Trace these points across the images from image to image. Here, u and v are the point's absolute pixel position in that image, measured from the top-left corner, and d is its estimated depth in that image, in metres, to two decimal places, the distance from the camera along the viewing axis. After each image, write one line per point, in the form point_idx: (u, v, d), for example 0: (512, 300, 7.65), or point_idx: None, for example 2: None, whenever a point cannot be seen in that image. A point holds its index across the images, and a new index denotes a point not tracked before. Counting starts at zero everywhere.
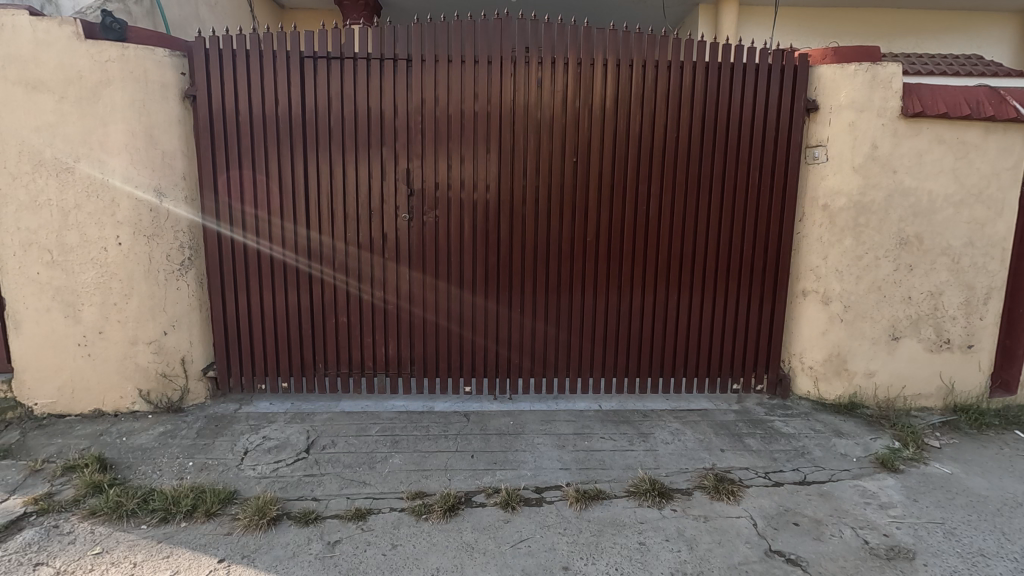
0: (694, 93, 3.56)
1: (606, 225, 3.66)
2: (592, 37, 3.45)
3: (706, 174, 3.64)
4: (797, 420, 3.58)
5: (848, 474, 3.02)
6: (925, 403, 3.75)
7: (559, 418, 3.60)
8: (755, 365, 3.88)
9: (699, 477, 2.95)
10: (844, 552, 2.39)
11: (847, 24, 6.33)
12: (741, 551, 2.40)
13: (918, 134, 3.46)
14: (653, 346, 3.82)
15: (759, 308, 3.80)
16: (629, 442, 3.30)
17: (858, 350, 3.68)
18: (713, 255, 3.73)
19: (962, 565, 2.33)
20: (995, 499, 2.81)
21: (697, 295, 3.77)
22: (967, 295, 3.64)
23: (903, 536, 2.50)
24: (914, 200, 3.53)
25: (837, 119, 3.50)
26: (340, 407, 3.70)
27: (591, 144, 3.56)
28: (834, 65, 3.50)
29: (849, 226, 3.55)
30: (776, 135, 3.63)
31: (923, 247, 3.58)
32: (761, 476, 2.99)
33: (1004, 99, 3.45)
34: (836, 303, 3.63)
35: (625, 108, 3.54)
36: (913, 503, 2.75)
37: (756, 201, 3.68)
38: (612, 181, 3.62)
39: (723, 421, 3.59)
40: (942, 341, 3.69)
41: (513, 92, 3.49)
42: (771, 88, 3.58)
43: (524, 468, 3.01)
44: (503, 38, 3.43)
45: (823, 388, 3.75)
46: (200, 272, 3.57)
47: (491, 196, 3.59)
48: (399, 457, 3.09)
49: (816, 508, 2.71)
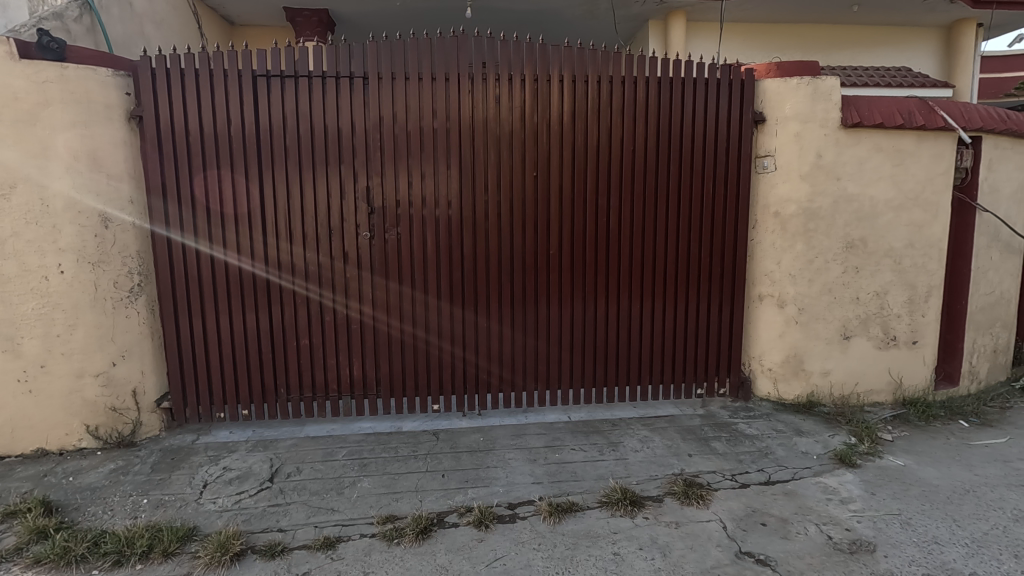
0: (648, 106, 3.67)
1: (568, 238, 3.70)
2: (548, 54, 3.51)
3: (663, 185, 3.74)
4: (759, 421, 3.67)
5: (809, 472, 3.11)
6: (877, 398, 3.92)
7: (529, 431, 3.59)
8: (717, 369, 3.97)
9: (669, 483, 2.99)
10: (810, 549, 2.46)
11: (788, 38, 6.63)
12: (713, 555, 2.43)
13: (858, 143, 3.64)
14: (619, 356, 3.86)
15: (719, 312, 3.91)
16: (599, 452, 3.33)
17: (813, 350, 3.81)
18: (672, 265, 3.82)
19: (919, 554, 2.42)
20: (946, 487, 2.95)
21: (659, 301, 3.84)
22: (910, 294, 3.85)
23: (864, 529, 2.59)
24: (858, 205, 3.71)
25: (782, 130, 3.65)
26: (304, 432, 3.59)
27: (551, 159, 3.61)
28: (779, 79, 3.65)
29: (799, 231, 3.70)
30: (727, 146, 3.76)
31: (868, 249, 3.76)
32: (729, 478, 3.05)
33: (933, 110, 3.69)
34: (790, 306, 3.77)
35: (584, 123, 3.60)
36: (872, 496, 2.86)
37: (712, 210, 3.80)
38: (573, 195, 3.67)
39: (689, 425, 3.66)
40: (890, 338, 3.87)
41: (471, 108, 3.51)
42: (720, 101, 3.72)
43: (497, 485, 2.98)
44: (460, 55, 3.45)
45: (782, 389, 3.87)
46: (151, 298, 3.43)
47: (453, 212, 3.58)
48: (368, 481, 3.02)
49: (782, 507, 2.78)
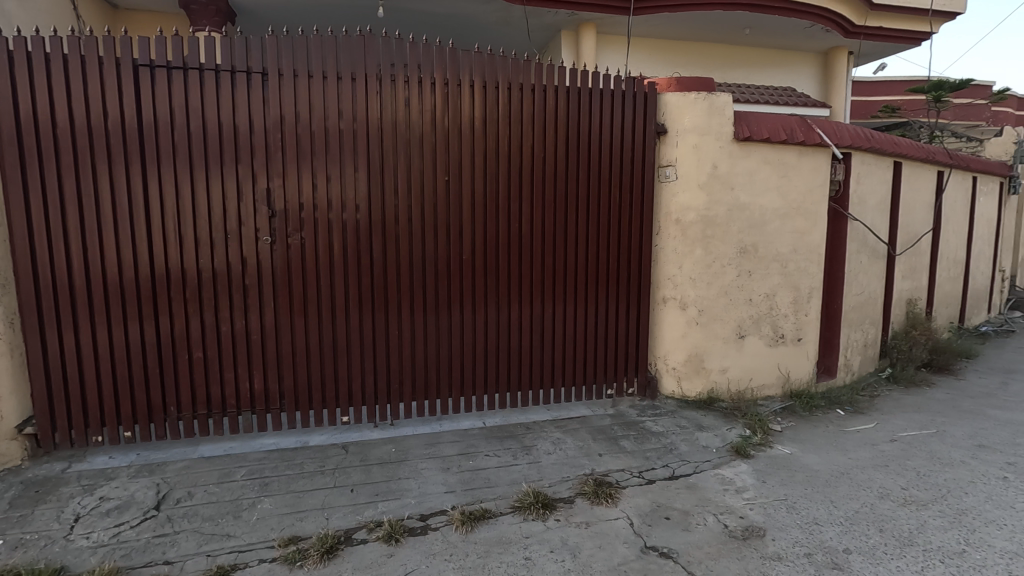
0: (557, 114, 3.75)
1: (480, 243, 3.69)
2: (458, 58, 3.49)
3: (572, 192, 3.83)
4: (664, 419, 3.85)
5: (709, 465, 3.30)
6: (768, 392, 4.24)
7: (443, 439, 3.54)
8: (626, 370, 4.12)
9: (580, 484, 3.06)
10: (709, 539, 2.60)
11: (689, 55, 7.05)
12: (620, 552, 2.51)
13: (749, 156, 3.93)
14: (533, 360, 3.90)
15: (627, 315, 4.06)
16: (513, 456, 3.34)
17: (712, 350, 4.06)
18: (582, 270, 3.93)
19: (802, 535, 2.63)
20: (825, 471, 3.24)
21: (570, 305, 3.93)
22: (795, 295, 4.20)
23: (755, 516, 2.78)
24: (750, 214, 3.99)
25: (682, 142, 3.86)
26: (197, 453, 3.31)
27: (462, 164, 3.59)
28: (678, 93, 3.87)
29: (698, 238, 3.92)
30: (632, 155, 3.92)
31: (759, 255, 4.06)
32: (637, 475, 3.17)
33: (811, 128, 4.05)
34: (691, 308, 3.99)
35: (495, 129, 3.62)
36: (763, 484, 3.08)
37: (619, 216, 3.95)
38: (486, 200, 3.67)
39: (600, 426, 3.76)
40: (778, 336, 4.20)
41: (379, 110, 3.41)
42: (625, 112, 3.87)
43: (408, 497, 2.91)
44: (367, 55, 3.34)
45: (685, 386, 4.08)
46: (10, 310, 3.03)
47: (361, 216, 3.46)
48: (269, 502, 2.84)
49: (684, 500, 2.92)
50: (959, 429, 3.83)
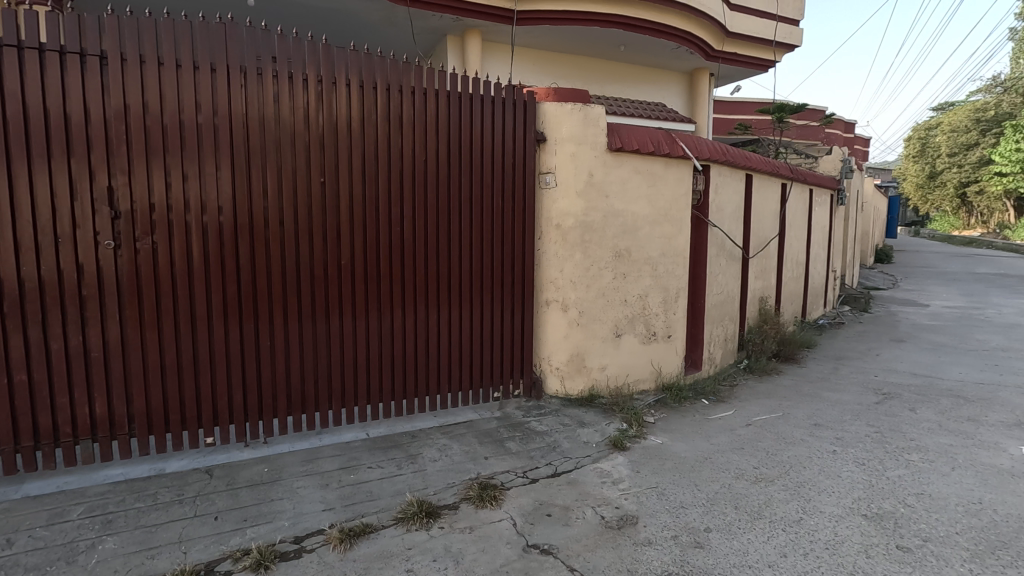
0: (438, 118, 3.72)
1: (360, 248, 3.56)
2: (333, 55, 3.34)
3: (455, 196, 3.83)
4: (548, 418, 3.96)
5: (589, 459, 3.45)
6: (643, 387, 4.53)
7: (322, 454, 3.37)
8: (512, 372, 4.20)
9: (465, 489, 3.05)
10: (587, 532, 2.70)
11: (571, 67, 7.38)
12: (503, 553, 2.53)
13: (622, 165, 4.17)
14: (418, 366, 3.83)
15: (511, 318, 4.13)
16: (397, 467, 3.25)
17: (592, 349, 4.25)
18: (467, 274, 3.93)
19: (670, 519, 2.83)
20: (691, 457, 3.51)
21: (455, 309, 3.92)
22: (665, 295, 4.53)
23: (629, 505, 2.94)
24: (624, 220, 4.24)
25: (560, 150, 4.02)
26: (22, 493, 2.85)
27: (338, 165, 3.44)
28: (556, 103, 4.02)
29: (577, 242, 4.10)
30: (514, 161, 4.00)
31: (632, 258, 4.32)
32: (521, 475, 3.23)
33: (675, 141, 4.40)
34: (572, 310, 4.16)
35: (373, 130, 3.51)
36: (637, 474, 3.28)
37: (502, 221, 4.01)
38: (365, 204, 3.55)
39: (486, 429, 3.78)
40: (651, 334, 4.50)
41: (244, 105, 3.17)
42: (506, 119, 3.94)
43: (281, 519, 2.72)
44: (229, 45, 3.09)
45: (568, 386, 4.24)
46: None
47: (225, 219, 3.19)
48: (114, 541, 2.51)
49: (565, 496, 3.02)
50: (800, 411, 4.35)
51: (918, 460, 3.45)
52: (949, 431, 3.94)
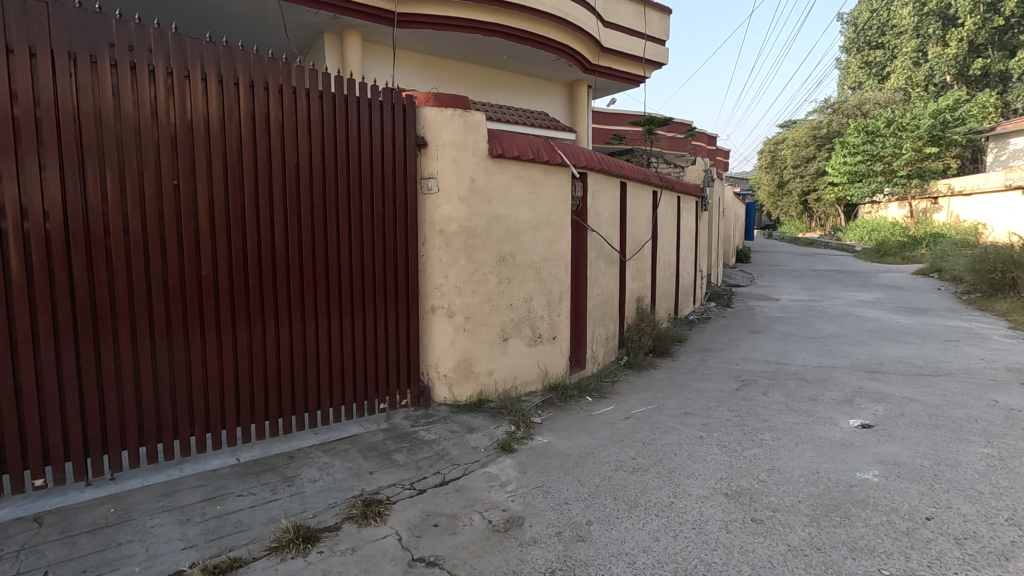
0: (311, 118, 3.50)
1: (224, 257, 3.25)
2: (185, 45, 3.01)
3: (332, 201, 3.64)
4: (437, 426, 3.91)
5: (477, 464, 3.44)
6: (531, 388, 4.63)
7: (184, 486, 3.04)
8: (398, 382, 4.09)
9: (347, 508, 2.90)
10: (474, 538, 2.69)
11: (455, 73, 7.39)
12: (387, 571, 2.44)
13: (503, 171, 4.24)
14: (294, 383, 3.57)
15: (396, 327, 4.02)
16: (271, 492, 3.02)
17: (479, 353, 4.27)
18: (347, 283, 3.75)
19: (554, 516, 2.90)
20: (575, 454, 3.65)
21: (336, 320, 3.71)
22: (549, 298, 4.67)
23: (516, 507, 2.98)
24: (507, 225, 4.31)
25: (442, 155, 4.00)
26: None
27: (196, 166, 3.10)
28: (436, 108, 3.99)
29: (462, 248, 4.10)
30: (394, 166, 3.90)
31: (517, 262, 4.41)
32: (407, 487, 3.15)
33: (554, 149, 4.56)
34: (458, 315, 4.15)
35: (236, 129, 3.22)
36: (524, 475, 3.33)
37: (383, 227, 3.90)
38: (228, 209, 3.24)
39: (372, 442, 3.65)
40: (537, 336, 4.62)
41: (74, 95, 2.73)
42: (384, 122, 3.83)
43: (130, 565, 2.40)
44: (52, 25, 2.63)
45: (456, 392, 4.23)
46: None
47: (51, 226, 2.71)
48: None
49: (453, 504, 2.99)
50: (673, 401, 4.69)
51: (769, 439, 3.86)
52: (794, 410, 4.47)
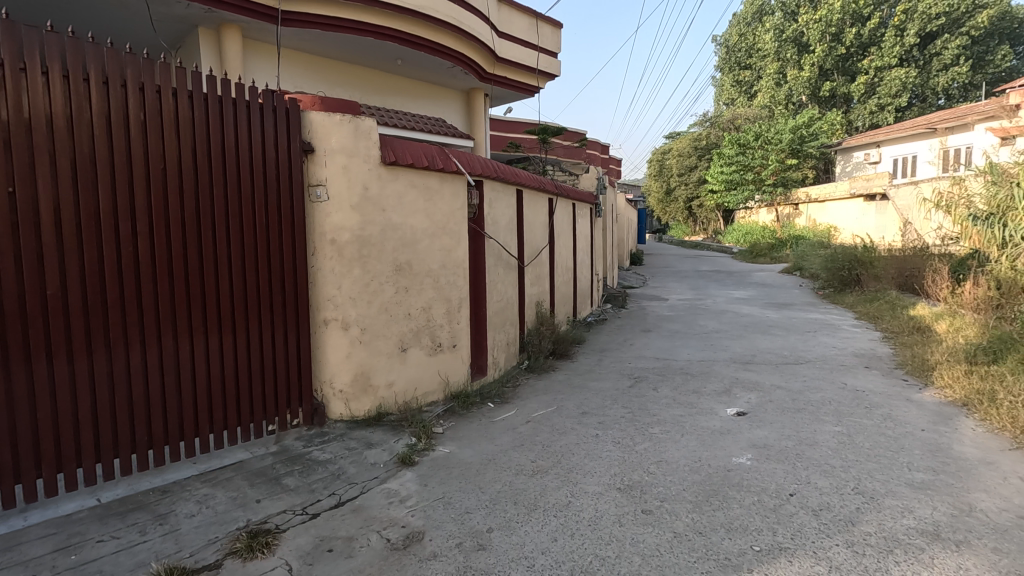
0: (179, 120, 3.21)
1: (76, 274, 2.85)
2: (17, 32, 2.62)
3: (207, 210, 3.35)
4: (333, 444, 3.74)
5: (375, 482, 3.33)
6: (432, 398, 4.57)
7: (29, 537, 2.65)
8: (287, 400, 3.85)
9: (230, 542, 2.68)
10: (371, 559, 2.60)
11: (348, 76, 7.17)
12: None
13: (397, 179, 4.16)
14: (167, 410, 3.24)
15: (284, 342, 3.80)
16: (139, 533, 2.72)
17: (377, 366, 4.15)
18: (227, 297, 3.48)
19: (455, 526, 2.88)
20: (476, 461, 3.65)
21: (214, 338, 3.43)
22: (448, 306, 4.64)
23: (415, 521, 2.92)
24: (402, 233, 4.23)
25: (331, 162, 3.84)
26: None
27: (36, 171, 2.71)
28: (324, 113, 3.84)
29: (355, 257, 3.96)
30: (277, 173, 3.69)
31: (414, 271, 4.34)
32: (299, 513, 2.97)
33: (448, 157, 4.57)
34: (354, 328, 4.00)
35: (87, 130, 2.86)
36: (424, 488, 3.28)
37: (267, 237, 3.66)
38: (79, 219, 2.86)
39: (259, 467, 3.41)
40: (437, 345, 4.58)
41: None
42: (265, 126, 3.61)
43: None
44: None
45: (354, 407, 4.06)
46: None
47: None
48: None
49: (349, 526, 2.87)
50: (571, 402, 4.85)
51: (658, 432, 4.11)
52: (680, 403, 4.79)
